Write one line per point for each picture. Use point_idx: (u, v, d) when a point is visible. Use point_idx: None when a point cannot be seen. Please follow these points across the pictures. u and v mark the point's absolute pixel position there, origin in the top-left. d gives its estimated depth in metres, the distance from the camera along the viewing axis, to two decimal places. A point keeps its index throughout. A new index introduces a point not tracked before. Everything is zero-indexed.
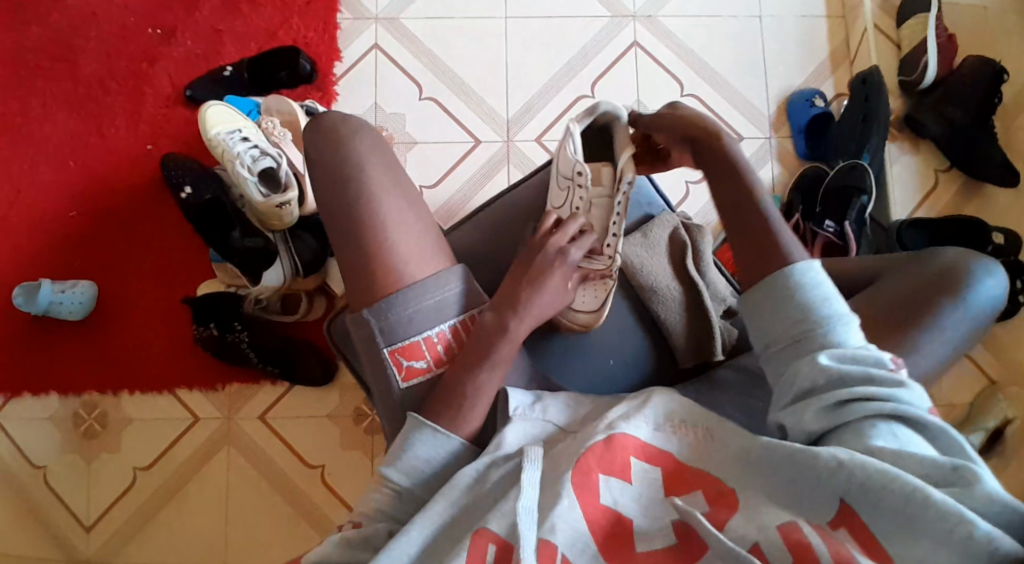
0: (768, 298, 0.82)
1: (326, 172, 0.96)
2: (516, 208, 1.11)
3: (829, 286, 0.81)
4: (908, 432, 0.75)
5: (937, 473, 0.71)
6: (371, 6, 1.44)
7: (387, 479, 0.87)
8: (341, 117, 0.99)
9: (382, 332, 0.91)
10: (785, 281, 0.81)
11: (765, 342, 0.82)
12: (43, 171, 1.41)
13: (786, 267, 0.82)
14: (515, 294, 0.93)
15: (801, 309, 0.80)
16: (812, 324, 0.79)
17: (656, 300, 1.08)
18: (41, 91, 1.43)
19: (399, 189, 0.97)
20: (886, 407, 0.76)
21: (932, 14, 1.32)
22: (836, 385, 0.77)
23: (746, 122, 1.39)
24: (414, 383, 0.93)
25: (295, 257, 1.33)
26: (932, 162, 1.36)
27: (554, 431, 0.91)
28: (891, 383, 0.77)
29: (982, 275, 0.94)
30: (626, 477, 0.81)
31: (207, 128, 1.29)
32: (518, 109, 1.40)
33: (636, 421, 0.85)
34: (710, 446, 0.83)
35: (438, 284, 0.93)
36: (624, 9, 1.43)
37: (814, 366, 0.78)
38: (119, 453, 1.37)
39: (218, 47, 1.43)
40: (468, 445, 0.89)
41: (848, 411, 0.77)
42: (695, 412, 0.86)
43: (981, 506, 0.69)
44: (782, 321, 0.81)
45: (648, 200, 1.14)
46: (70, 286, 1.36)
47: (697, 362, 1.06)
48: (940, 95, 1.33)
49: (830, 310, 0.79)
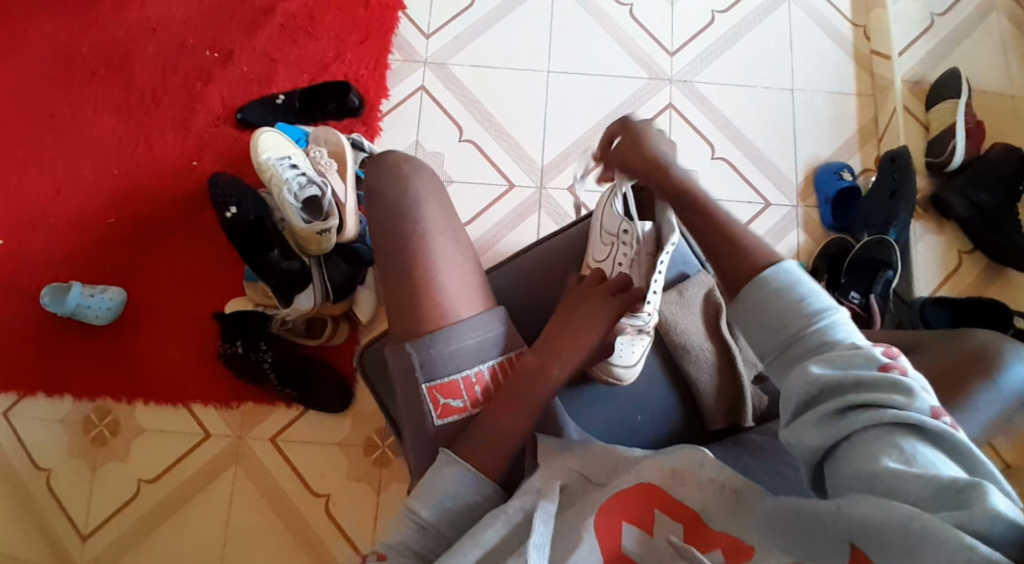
0: (750, 308, 0.83)
1: (384, 204, 1.03)
2: (553, 253, 1.15)
3: (812, 284, 0.82)
4: (913, 441, 0.72)
5: (940, 492, 0.69)
6: (420, 49, 1.50)
7: (415, 513, 0.91)
8: (403, 156, 1.07)
9: (422, 367, 0.98)
10: (765, 288, 0.82)
11: (759, 351, 0.83)
12: (87, 175, 1.45)
13: (761, 272, 0.84)
14: (557, 340, 0.99)
15: (786, 311, 0.81)
16: (799, 326, 0.80)
17: (688, 359, 1.10)
18: (93, 98, 1.48)
19: (449, 227, 1.04)
20: (884, 415, 0.73)
21: (962, 101, 1.36)
22: (831, 390, 0.76)
23: (774, 188, 1.42)
24: (449, 420, 0.98)
25: (326, 283, 1.35)
26: (955, 244, 1.38)
27: (578, 480, 0.91)
28: (887, 386, 0.75)
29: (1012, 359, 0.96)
30: (647, 527, 0.83)
31: (257, 152, 1.34)
32: (553, 157, 1.44)
33: (660, 469, 0.86)
34: (737, 508, 0.83)
35: (480, 325, 1.00)
36: (661, 72, 1.48)
37: (804, 375, 0.78)
38: (126, 463, 1.37)
39: (271, 74, 1.48)
40: (496, 488, 0.93)
41: (846, 422, 0.75)
42: (725, 471, 0.85)
43: (987, 526, 0.66)
44: (768, 329, 0.82)
45: (684, 259, 1.17)
46: (100, 290, 1.38)
47: (727, 424, 1.08)
48: (967, 177, 1.36)
49: (814, 309, 0.80)
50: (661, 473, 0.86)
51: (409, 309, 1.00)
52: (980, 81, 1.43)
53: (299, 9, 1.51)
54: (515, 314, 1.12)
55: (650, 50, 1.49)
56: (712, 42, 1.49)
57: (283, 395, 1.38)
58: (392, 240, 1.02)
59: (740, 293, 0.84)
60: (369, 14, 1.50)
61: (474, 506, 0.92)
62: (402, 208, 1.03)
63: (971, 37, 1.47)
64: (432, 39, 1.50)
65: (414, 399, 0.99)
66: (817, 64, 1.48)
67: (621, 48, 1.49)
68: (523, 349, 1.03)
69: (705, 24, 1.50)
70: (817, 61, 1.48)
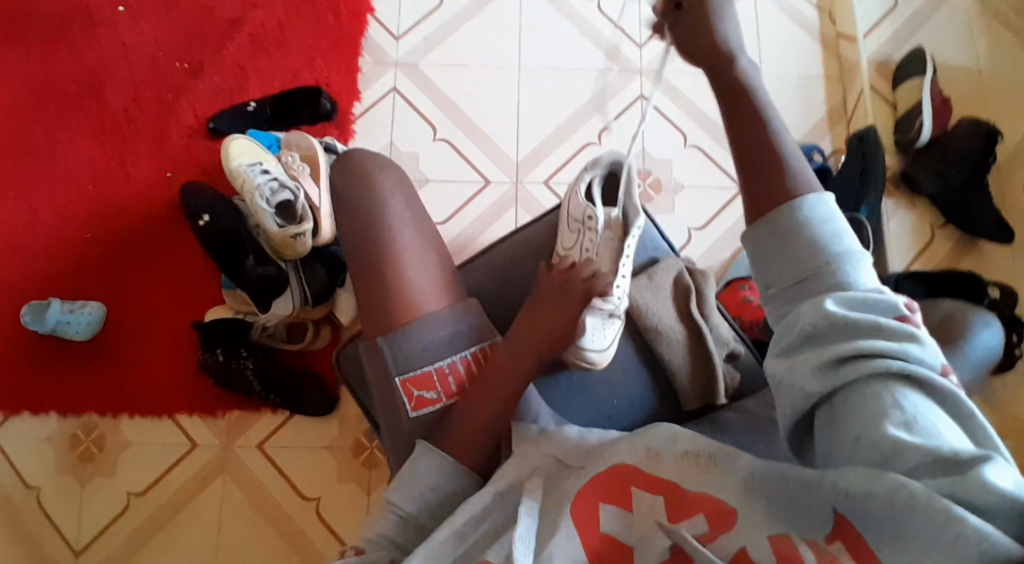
0: (776, 236, 0.81)
1: (353, 208, 1.05)
2: (527, 248, 1.16)
3: (841, 224, 0.80)
4: (915, 396, 0.72)
5: (936, 456, 0.68)
6: (390, 52, 1.50)
7: (394, 506, 0.92)
8: (370, 155, 1.09)
9: (395, 362, 1.00)
10: (796, 218, 0.79)
11: (771, 284, 0.81)
12: (62, 192, 1.44)
13: (796, 201, 0.81)
14: (531, 331, 0.98)
15: (811, 244, 0.79)
16: (821, 262, 0.78)
17: (661, 343, 1.11)
18: (65, 115, 1.47)
19: (417, 223, 1.07)
20: (892, 365, 0.72)
21: (927, 78, 1.38)
22: (843, 332, 0.75)
23: None
24: (424, 413, 1.00)
25: (305, 287, 1.35)
26: (928, 218, 1.40)
27: (553, 464, 0.91)
28: (900, 337, 0.74)
29: (982, 328, 1.07)
30: (626, 506, 0.83)
31: (229, 159, 1.35)
32: (529, 152, 1.45)
33: (635, 447, 0.87)
34: (714, 473, 0.82)
35: (450, 318, 1.02)
36: (632, 64, 1.49)
37: (820, 311, 0.76)
38: (114, 478, 1.36)
39: (243, 82, 1.48)
40: (472, 475, 0.94)
41: (850, 368, 0.74)
42: (698, 441, 0.86)
43: (981, 496, 0.65)
44: (790, 260, 0.80)
45: (654, 244, 1.18)
46: (79, 306, 1.38)
47: (703, 404, 1.10)
48: (935, 153, 1.37)
49: (841, 249, 0.78)
50: (636, 455, 0.86)
51: (383, 309, 1.01)
52: (944, 57, 1.45)
53: (268, 17, 1.51)
54: (493, 310, 1.13)
55: (619, 44, 1.50)
56: None
57: (267, 401, 1.38)
58: (362, 242, 1.04)
59: (769, 216, 0.81)
60: (338, 20, 1.51)
61: (454, 495, 0.93)
62: (370, 209, 1.05)
63: (935, 15, 1.48)
64: (402, 41, 1.51)
65: (390, 394, 1.01)
66: (783, 48, 1.48)
67: (591, 43, 1.50)
68: (497, 339, 1.04)
69: None
70: (783, 46, 1.48)
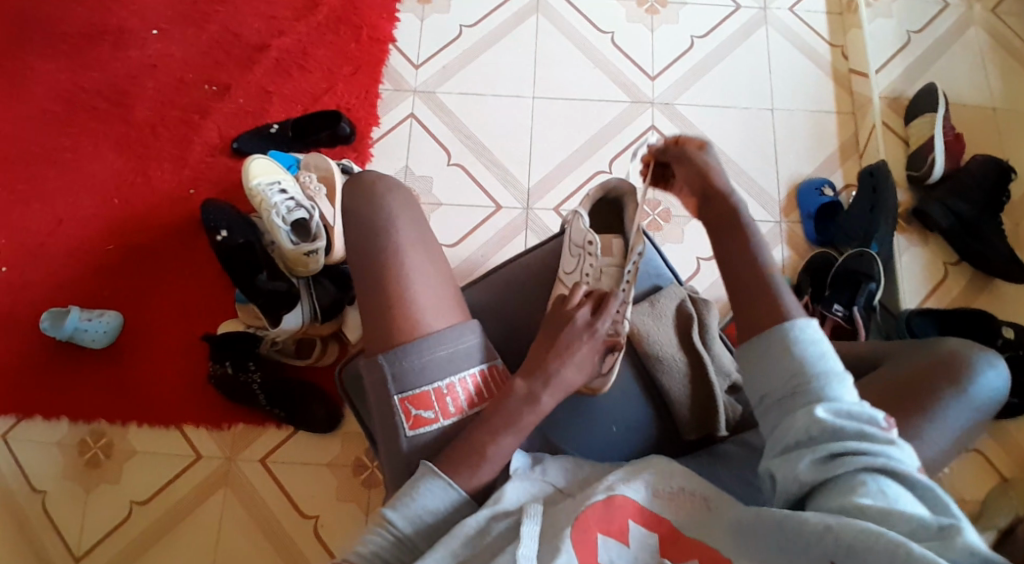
0: (767, 350, 0.87)
1: (359, 224, 1.05)
2: (530, 268, 1.17)
3: (827, 345, 0.86)
4: (896, 488, 0.78)
5: (922, 529, 0.74)
6: (409, 79, 1.55)
7: (389, 523, 0.91)
8: (377, 175, 1.09)
9: (394, 379, 0.98)
10: (785, 335, 0.86)
11: (762, 393, 0.87)
12: (87, 204, 1.50)
13: (785, 323, 0.87)
14: (542, 361, 0.99)
15: (799, 360, 0.85)
16: (809, 376, 0.84)
17: (660, 370, 1.10)
18: (95, 131, 1.53)
19: (422, 243, 1.06)
20: (875, 462, 0.79)
21: (939, 114, 1.38)
22: (831, 436, 0.81)
23: (757, 205, 1.44)
24: (420, 432, 0.98)
25: (315, 303, 1.37)
26: (940, 255, 1.38)
27: (552, 492, 0.95)
28: (881, 441, 0.80)
29: (984, 368, 0.97)
30: (624, 539, 0.84)
31: (249, 178, 1.38)
32: (539, 179, 1.47)
33: (635, 485, 0.88)
34: (708, 515, 0.86)
35: (451, 337, 1.00)
36: (643, 95, 1.52)
37: (810, 417, 0.82)
38: (118, 485, 1.38)
39: (266, 105, 1.54)
40: (468, 498, 0.93)
41: (839, 463, 0.79)
42: (695, 481, 0.89)
43: (963, 559, 0.71)
44: (778, 373, 0.85)
45: (657, 271, 1.18)
46: (97, 315, 1.41)
47: (700, 435, 1.08)
48: (948, 188, 1.36)
49: (827, 365, 0.84)
50: (640, 489, 0.88)
51: (376, 321, 1.01)
52: (958, 95, 1.45)
53: (293, 43, 1.57)
54: (492, 325, 1.14)
55: (632, 76, 1.53)
56: (691, 66, 1.53)
57: (271, 415, 1.40)
58: (367, 258, 1.03)
59: (760, 334, 0.88)
60: (360, 47, 1.56)
61: (449, 517, 0.92)
62: (376, 227, 1.04)
63: (948, 53, 1.49)
64: (421, 69, 1.55)
65: (387, 410, 1.00)
66: (790, 83, 1.51)
67: (604, 75, 1.53)
68: (495, 363, 1.04)
69: (684, 49, 1.54)
70: (794, 82, 1.51)
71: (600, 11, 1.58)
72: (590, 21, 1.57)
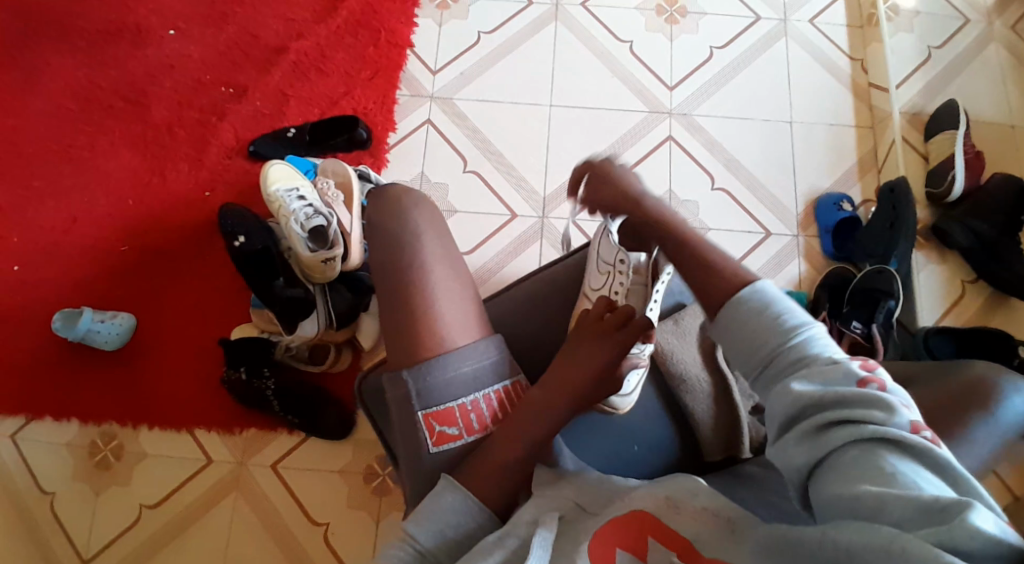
0: (733, 322, 0.86)
1: (383, 235, 1.05)
2: (550, 284, 1.17)
3: (791, 304, 0.84)
4: (893, 456, 0.73)
5: (925, 512, 0.68)
6: (427, 85, 1.54)
7: (411, 537, 0.91)
8: (404, 188, 1.09)
9: (418, 396, 0.99)
10: (744, 304, 0.85)
11: (742, 369, 0.85)
12: (102, 204, 1.49)
13: (742, 290, 0.86)
14: (570, 378, 0.99)
15: (768, 327, 0.83)
16: (782, 341, 0.82)
17: (684, 390, 1.10)
18: (111, 130, 1.52)
19: (448, 257, 1.06)
20: (864, 430, 0.74)
21: (961, 132, 1.38)
22: (812, 406, 0.77)
23: (774, 218, 1.44)
24: (444, 449, 0.99)
25: (330, 310, 1.37)
26: (958, 273, 1.39)
27: (572, 508, 0.90)
28: (867, 402, 0.75)
29: (1009, 393, 0.96)
30: (638, 553, 0.81)
31: (267, 184, 1.37)
32: (555, 187, 1.46)
33: (651, 494, 0.86)
34: (729, 537, 0.81)
35: (475, 354, 1.01)
36: (661, 105, 1.51)
37: (787, 387, 0.79)
38: (129, 488, 1.37)
39: (283, 109, 1.53)
40: (490, 516, 0.93)
41: (828, 439, 0.76)
42: (718, 500, 0.84)
43: (968, 543, 0.65)
44: (748, 345, 0.84)
45: (681, 288, 1.17)
46: (109, 317, 1.40)
47: (726, 455, 1.08)
48: (968, 207, 1.36)
49: (792, 326, 0.82)
50: (655, 500, 0.85)
51: (402, 337, 1.01)
52: (977, 111, 1.45)
53: (311, 46, 1.56)
54: (513, 341, 1.13)
55: (649, 84, 1.52)
56: (709, 77, 1.53)
57: (285, 421, 1.39)
58: (393, 271, 1.03)
59: (723, 309, 0.87)
60: (379, 51, 1.55)
61: (471, 535, 0.92)
62: (403, 241, 1.04)
63: (968, 69, 1.48)
64: (439, 75, 1.55)
65: (410, 427, 1.00)
66: (812, 97, 1.51)
67: (622, 83, 1.52)
68: (517, 377, 1.04)
69: (703, 60, 1.54)
70: (813, 96, 1.51)
71: (619, 20, 1.57)
72: (608, 28, 1.56)
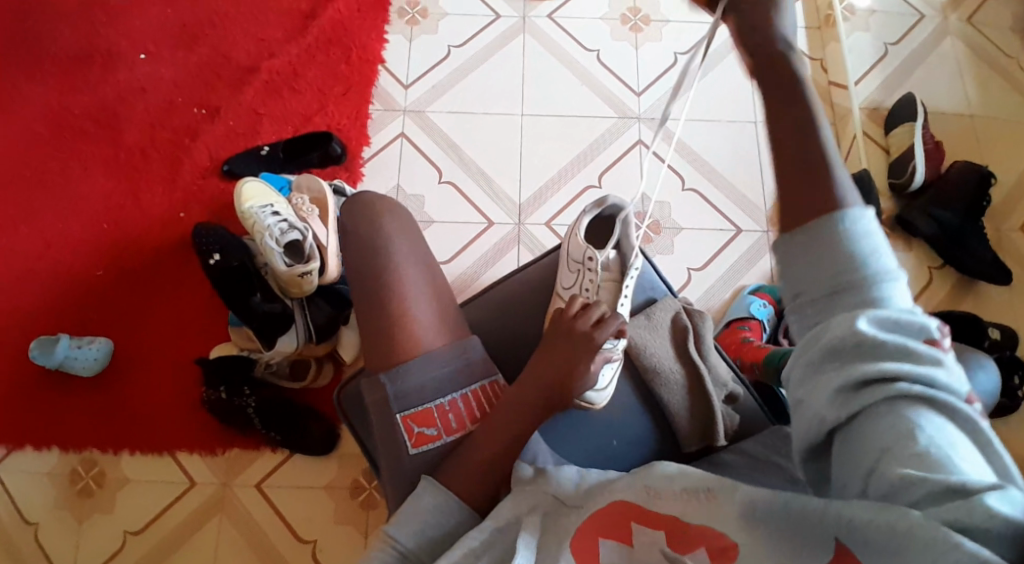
0: (812, 241, 0.75)
1: (358, 243, 1.06)
2: (527, 285, 1.18)
3: (882, 238, 0.75)
4: (936, 421, 0.70)
5: (948, 490, 0.66)
6: (399, 99, 1.56)
7: (394, 540, 0.91)
8: (378, 196, 1.10)
9: (397, 398, 0.99)
10: (836, 225, 0.75)
11: (799, 290, 0.77)
12: (77, 229, 1.49)
13: (838, 210, 0.75)
14: (545, 374, 0.98)
15: (850, 256, 0.74)
16: (857, 277, 0.74)
17: (659, 383, 1.11)
18: (84, 156, 1.53)
19: (422, 262, 1.07)
20: (912, 390, 0.71)
21: (919, 124, 1.42)
22: (868, 354, 0.72)
23: (743, 214, 1.49)
24: (424, 449, 0.99)
25: (309, 323, 1.37)
26: (926, 261, 1.42)
27: (553, 502, 0.90)
28: (926, 362, 0.72)
29: (977, 371, 0.99)
30: (625, 540, 0.82)
31: (242, 203, 1.39)
32: (530, 194, 1.48)
33: (631, 483, 0.87)
34: (712, 505, 0.81)
35: (450, 355, 1.02)
36: (629, 110, 1.54)
37: (851, 324, 0.73)
38: (112, 515, 1.35)
39: (257, 127, 1.54)
40: (472, 513, 0.93)
41: (869, 391, 0.72)
42: (695, 476, 0.84)
43: (982, 523, 0.64)
44: (821, 268, 0.75)
45: (651, 284, 1.19)
46: (87, 342, 1.39)
47: (701, 446, 1.08)
48: (930, 197, 1.40)
49: (880, 265, 0.73)
50: (636, 492, 0.86)
51: (380, 340, 1.01)
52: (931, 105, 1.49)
53: (283, 65, 1.57)
54: (493, 341, 1.14)
55: (618, 91, 1.56)
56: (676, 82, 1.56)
57: (267, 439, 1.38)
58: (369, 275, 1.04)
59: (809, 222, 0.76)
60: (350, 68, 1.57)
61: (454, 533, 0.92)
62: (376, 246, 1.05)
63: (925, 63, 1.54)
64: (410, 89, 1.57)
65: (390, 428, 1.00)
66: None
67: (593, 92, 1.56)
68: (495, 376, 1.04)
69: (669, 65, 1.58)
70: None
71: (585, 29, 1.61)
72: (575, 39, 1.60)
